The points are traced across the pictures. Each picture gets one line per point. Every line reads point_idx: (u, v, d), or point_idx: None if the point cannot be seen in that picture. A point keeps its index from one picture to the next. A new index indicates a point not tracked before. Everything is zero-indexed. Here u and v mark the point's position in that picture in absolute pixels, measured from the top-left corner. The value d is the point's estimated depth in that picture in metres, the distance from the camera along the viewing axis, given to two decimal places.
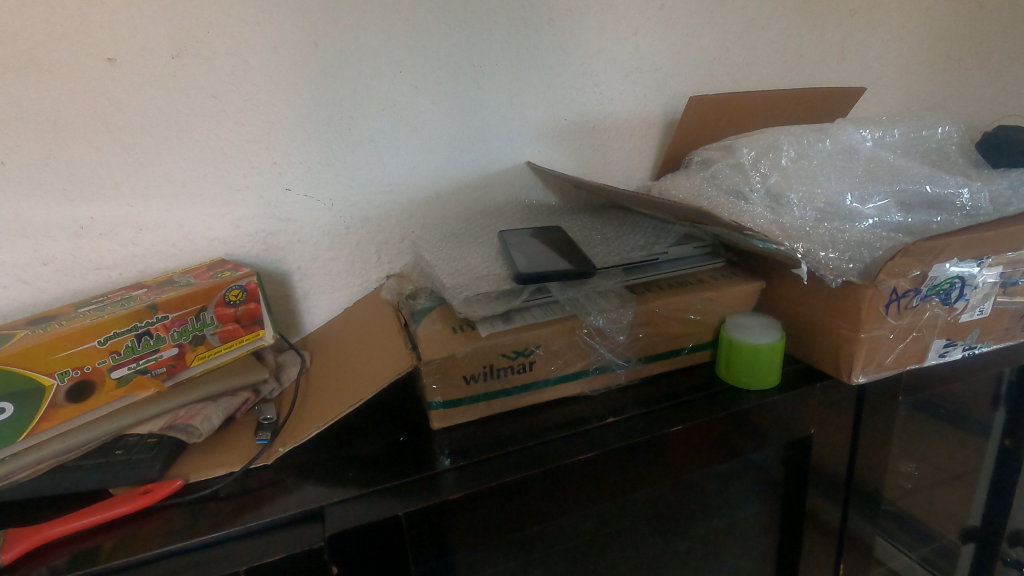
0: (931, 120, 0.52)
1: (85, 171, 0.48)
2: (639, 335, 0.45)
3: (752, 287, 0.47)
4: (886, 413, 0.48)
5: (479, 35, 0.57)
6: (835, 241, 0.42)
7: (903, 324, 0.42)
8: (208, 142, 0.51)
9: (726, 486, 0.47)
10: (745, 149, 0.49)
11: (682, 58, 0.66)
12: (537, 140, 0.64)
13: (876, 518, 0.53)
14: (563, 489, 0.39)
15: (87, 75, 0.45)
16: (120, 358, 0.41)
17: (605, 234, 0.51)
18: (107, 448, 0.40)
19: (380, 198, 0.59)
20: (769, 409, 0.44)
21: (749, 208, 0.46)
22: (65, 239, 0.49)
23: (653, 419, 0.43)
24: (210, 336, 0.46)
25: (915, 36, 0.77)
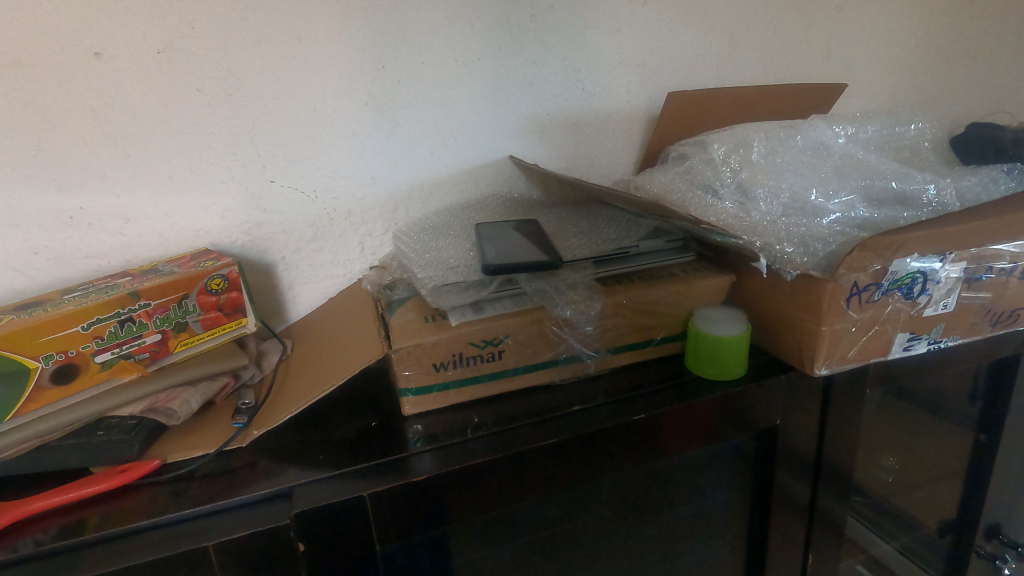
0: (905, 117, 0.53)
1: (73, 162, 0.49)
2: (608, 326, 0.46)
3: (722, 281, 0.48)
4: (853, 405, 0.49)
5: (461, 30, 0.58)
6: (791, 236, 0.43)
7: (865, 318, 0.43)
8: (194, 134, 0.52)
9: (694, 475, 0.48)
10: (717, 145, 0.50)
11: (666, 53, 0.67)
12: (520, 134, 0.65)
13: (846, 509, 0.54)
14: (527, 474, 0.40)
15: (75, 68, 0.47)
16: (103, 343, 0.43)
17: (579, 227, 0.52)
18: (89, 429, 0.42)
19: (363, 191, 0.60)
20: (734, 400, 0.45)
21: (716, 203, 0.47)
22: (54, 228, 0.50)
23: (619, 408, 0.44)
24: (193, 323, 0.47)
25: (902, 32, 0.77)
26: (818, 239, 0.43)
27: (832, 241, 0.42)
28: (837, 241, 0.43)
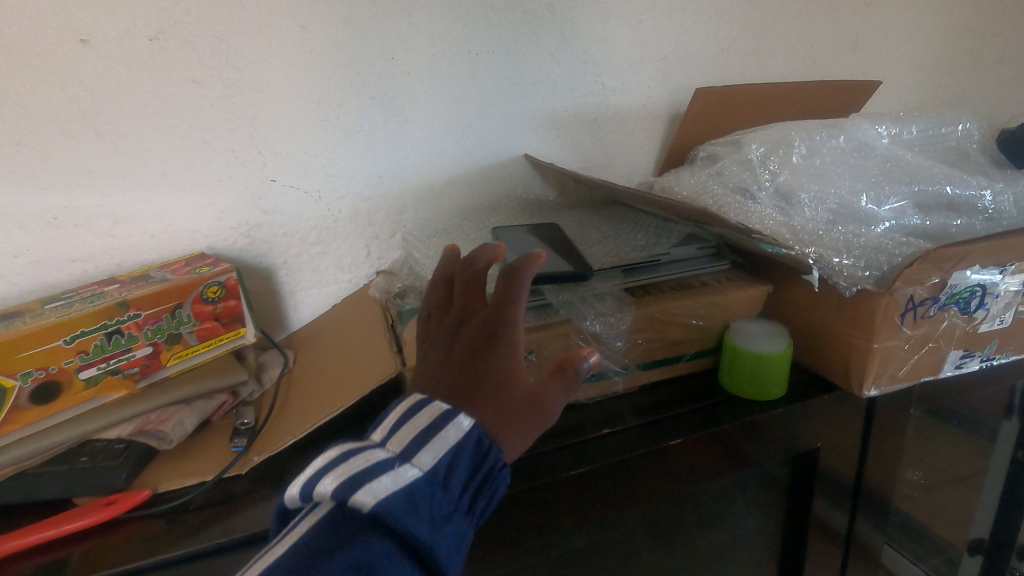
0: (951, 117, 0.50)
1: (57, 158, 0.45)
2: (638, 341, 0.43)
3: (759, 292, 0.45)
4: (896, 426, 0.46)
5: (476, 19, 0.54)
6: (849, 247, 0.39)
7: (919, 335, 0.40)
8: (189, 129, 0.48)
9: (728, 500, 0.45)
10: (753, 145, 0.46)
11: (689, 47, 0.63)
12: (535, 132, 0.61)
13: (884, 533, 0.51)
14: (555, 504, 0.37)
15: (58, 56, 0.43)
16: (88, 358, 0.39)
17: (603, 232, 0.49)
18: (72, 453, 0.38)
19: (370, 191, 0.56)
20: (773, 421, 0.42)
21: (758, 209, 0.43)
22: (36, 229, 0.46)
23: (652, 431, 0.40)
24: (187, 334, 0.44)
25: (932, 28, 0.74)
26: (878, 250, 0.39)
27: (895, 253, 0.38)
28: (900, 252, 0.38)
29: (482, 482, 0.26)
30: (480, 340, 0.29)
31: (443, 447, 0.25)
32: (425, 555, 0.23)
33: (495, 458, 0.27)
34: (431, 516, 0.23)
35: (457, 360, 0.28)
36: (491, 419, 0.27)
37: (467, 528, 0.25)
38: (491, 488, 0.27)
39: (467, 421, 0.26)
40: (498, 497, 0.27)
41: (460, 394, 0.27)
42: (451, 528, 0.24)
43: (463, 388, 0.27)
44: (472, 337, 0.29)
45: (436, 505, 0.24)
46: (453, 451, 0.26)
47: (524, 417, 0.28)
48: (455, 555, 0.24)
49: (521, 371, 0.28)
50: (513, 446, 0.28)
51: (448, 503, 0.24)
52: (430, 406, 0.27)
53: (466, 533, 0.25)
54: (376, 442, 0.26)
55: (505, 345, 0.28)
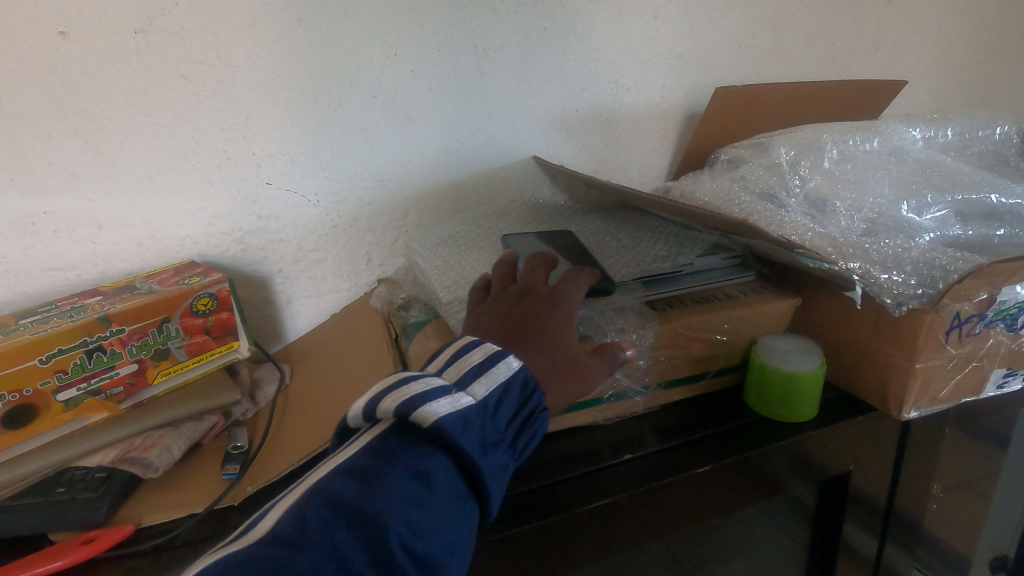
0: (988, 119, 0.47)
1: (35, 160, 0.42)
2: (660, 358, 0.40)
3: (790, 305, 0.42)
4: (931, 447, 0.44)
5: (484, 14, 0.51)
6: (898, 262, 0.35)
7: (963, 354, 0.37)
8: (178, 129, 0.45)
9: (753, 526, 0.42)
10: (782, 148, 0.43)
11: (706, 44, 0.60)
12: (545, 132, 0.58)
13: (913, 557, 0.49)
14: (575, 539, 0.34)
15: (35, 49, 0.39)
16: (67, 378, 0.36)
17: (620, 241, 0.46)
18: (48, 482, 0.34)
19: (371, 194, 0.53)
20: (804, 445, 0.39)
21: (789, 217, 0.40)
22: (12, 236, 0.43)
23: (676, 456, 0.38)
24: (175, 349, 0.41)
25: (954, 26, 0.71)
26: (928, 266, 0.35)
27: (949, 269, 0.34)
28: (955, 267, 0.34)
29: (525, 421, 0.28)
30: (545, 304, 0.33)
31: (494, 383, 0.27)
32: (477, 476, 0.24)
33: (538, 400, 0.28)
34: (481, 442, 0.25)
35: (520, 314, 0.32)
36: (543, 366, 0.30)
37: (510, 461, 0.27)
38: (533, 429, 0.28)
39: (516, 363, 0.28)
40: (539, 437, 0.28)
41: (519, 339, 0.31)
42: (498, 457, 0.25)
43: (523, 335, 0.31)
44: (538, 300, 0.33)
45: (486, 431, 0.25)
46: (502, 387, 0.27)
47: (570, 376, 0.31)
48: (499, 482, 0.25)
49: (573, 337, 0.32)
50: (552, 398, 0.30)
51: (496, 433, 0.26)
52: (483, 345, 0.29)
53: (508, 464, 0.26)
54: (431, 372, 0.27)
55: (567, 317, 0.33)
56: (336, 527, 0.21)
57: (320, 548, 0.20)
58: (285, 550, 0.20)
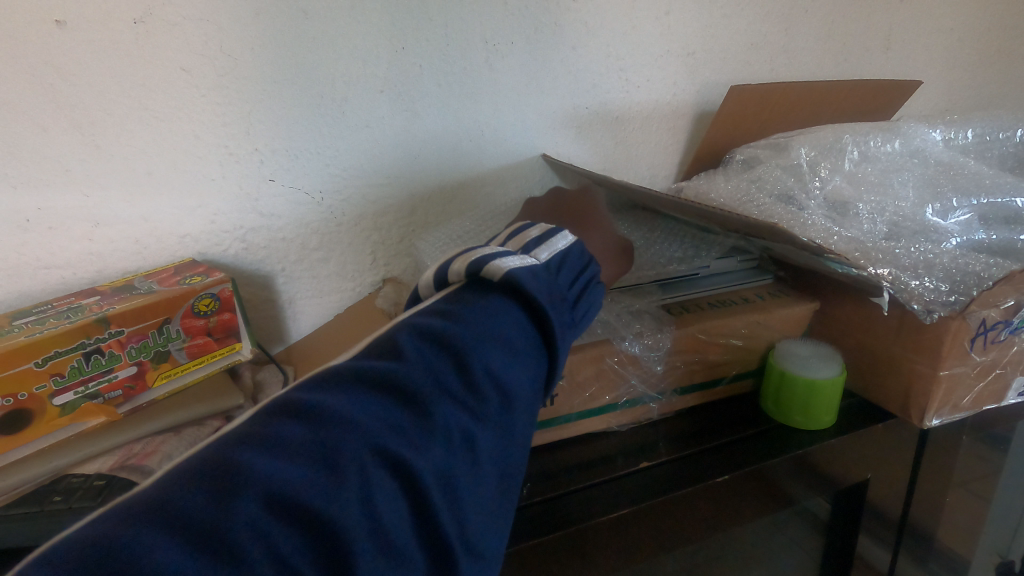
0: (1008, 121, 0.46)
1: (30, 154, 0.40)
2: (676, 363, 0.39)
3: (806, 308, 0.41)
4: (948, 455, 0.43)
5: (494, 8, 0.50)
6: (929, 268, 0.34)
7: (987, 361, 0.36)
8: (179, 123, 0.43)
9: (768, 535, 0.41)
10: (802, 148, 0.42)
11: (718, 43, 0.59)
12: (554, 131, 0.57)
13: (925, 566, 0.48)
14: (592, 552, 0.33)
15: (32, 40, 0.38)
16: (64, 382, 0.35)
17: (634, 240, 0.46)
18: (44, 492, 0.33)
19: (377, 192, 0.52)
20: (823, 454, 0.38)
21: (810, 218, 0.39)
22: (5, 234, 0.41)
23: (694, 464, 0.37)
24: (176, 352, 0.39)
25: (966, 25, 0.70)
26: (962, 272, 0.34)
27: (986, 274, 0.33)
28: (989, 273, 0.33)
29: (584, 287, 0.30)
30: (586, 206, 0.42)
31: (555, 250, 0.30)
32: (552, 331, 0.26)
33: (591, 275, 0.31)
34: (551, 295, 0.27)
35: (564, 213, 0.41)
36: (609, 251, 0.38)
37: (575, 321, 0.29)
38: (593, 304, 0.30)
39: (570, 237, 0.32)
40: (598, 305, 0.31)
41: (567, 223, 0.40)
42: (567, 323, 0.27)
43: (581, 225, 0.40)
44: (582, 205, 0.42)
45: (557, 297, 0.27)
46: (563, 253, 0.30)
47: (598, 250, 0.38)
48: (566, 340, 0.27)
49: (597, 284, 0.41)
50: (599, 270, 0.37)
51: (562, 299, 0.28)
52: (539, 226, 0.32)
53: (573, 323, 0.28)
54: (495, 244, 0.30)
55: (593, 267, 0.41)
56: (426, 354, 0.23)
57: (414, 366, 0.23)
58: (386, 364, 0.23)
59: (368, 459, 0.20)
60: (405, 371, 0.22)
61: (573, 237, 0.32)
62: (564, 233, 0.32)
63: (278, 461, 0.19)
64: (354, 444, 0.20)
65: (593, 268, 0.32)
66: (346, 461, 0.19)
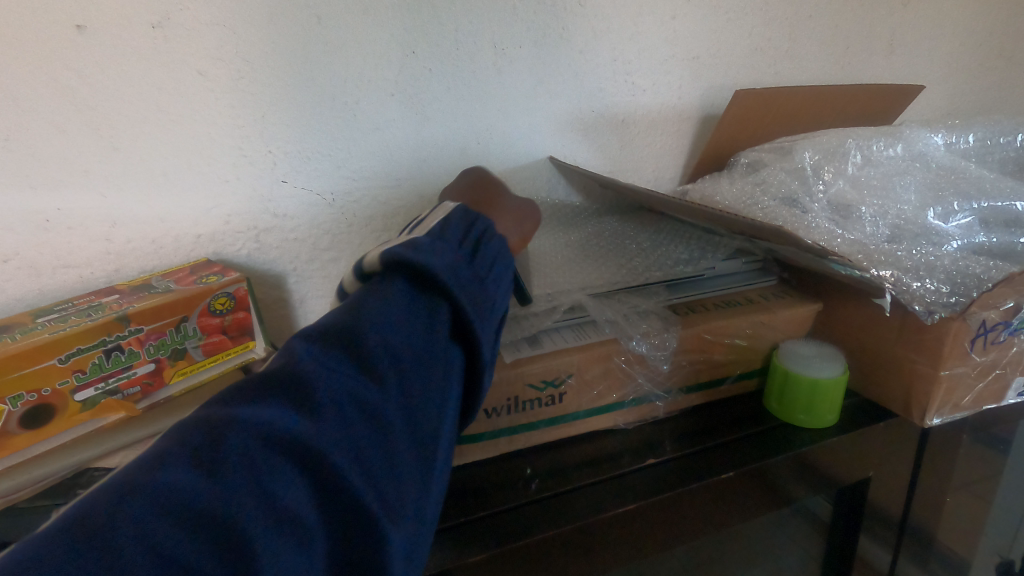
0: (1009, 126, 0.47)
1: (51, 155, 0.41)
2: (682, 362, 0.40)
3: (810, 310, 0.42)
4: (949, 454, 0.44)
5: (503, 13, 0.50)
6: (930, 270, 0.35)
7: (987, 361, 0.37)
8: (194, 125, 0.44)
9: (771, 531, 0.42)
10: (806, 152, 0.43)
11: (723, 47, 0.60)
12: (562, 133, 0.58)
13: (927, 563, 0.49)
14: (600, 546, 0.34)
15: (53, 44, 0.39)
16: (85, 378, 0.36)
17: (640, 243, 0.47)
18: (67, 485, 0.35)
19: (387, 193, 0.53)
20: (827, 451, 0.39)
21: (814, 221, 0.40)
22: (26, 233, 0.42)
23: (699, 461, 0.38)
24: (192, 349, 0.41)
25: (969, 29, 0.71)
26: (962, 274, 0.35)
27: (985, 276, 0.34)
28: (988, 275, 0.34)
29: (477, 239, 0.31)
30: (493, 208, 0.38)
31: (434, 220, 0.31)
32: (446, 283, 0.27)
33: (483, 231, 0.31)
34: (438, 250, 0.28)
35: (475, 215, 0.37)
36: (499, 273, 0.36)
37: (477, 270, 0.29)
38: (497, 259, 0.31)
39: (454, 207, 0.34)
40: (499, 254, 0.31)
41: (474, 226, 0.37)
42: (466, 279, 0.28)
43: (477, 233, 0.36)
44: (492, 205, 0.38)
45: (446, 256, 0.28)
46: (446, 220, 0.31)
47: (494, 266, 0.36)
48: (468, 289, 0.28)
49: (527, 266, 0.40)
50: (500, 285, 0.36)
51: (459, 259, 0.28)
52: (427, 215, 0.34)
53: (474, 274, 0.28)
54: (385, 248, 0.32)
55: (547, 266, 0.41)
56: (320, 343, 0.24)
57: (305, 355, 0.23)
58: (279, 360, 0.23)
59: (257, 439, 0.20)
60: (297, 359, 0.23)
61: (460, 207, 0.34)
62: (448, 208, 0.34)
63: (173, 461, 0.19)
64: (239, 439, 0.19)
65: (482, 222, 0.32)
66: (233, 446, 0.19)
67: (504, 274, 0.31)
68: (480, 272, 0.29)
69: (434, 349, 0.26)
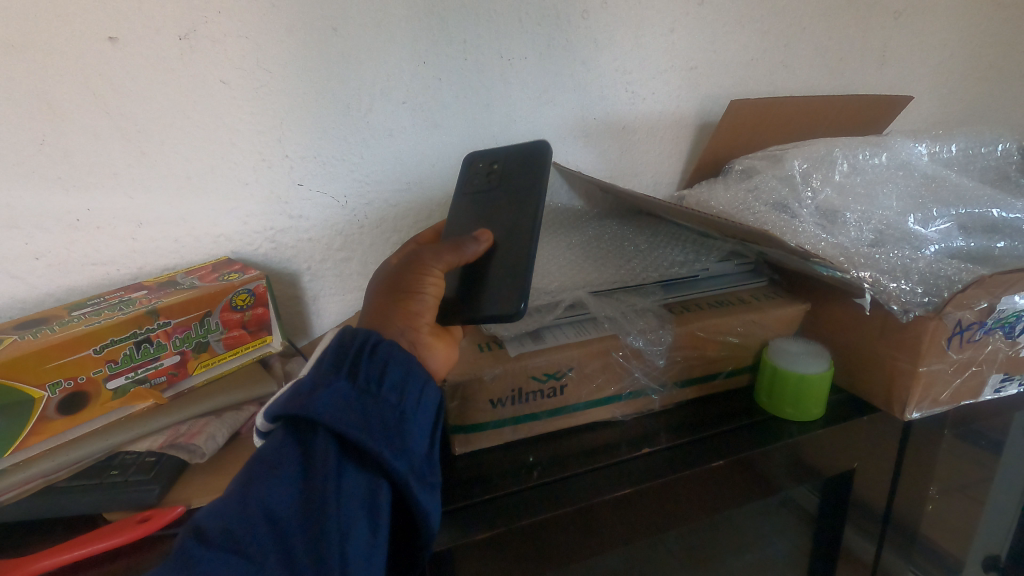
0: (991, 136, 0.49)
1: (82, 159, 0.44)
2: (677, 358, 0.42)
3: (799, 309, 0.44)
4: (932, 448, 0.46)
5: (509, 25, 0.53)
6: (906, 271, 0.37)
7: (964, 358, 0.39)
8: (217, 131, 0.47)
9: (761, 519, 0.45)
10: (795, 160, 0.45)
11: (720, 58, 0.62)
12: (564, 140, 0.60)
13: (911, 554, 0.51)
14: (597, 528, 0.36)
15: (87, 55, 0.41)
16: (117, 367, 0.38)
17: (638, 245, 0.49)
18: (102, 466, 0.37)
19: (397, 197, 0.55)
20: (813, 443, 0.41)
21: (802, 225, 0.42)
22: (57, 232, 0.45)
23: (692, 451, 0.40)
24: (214, 342, 0.43)
25: (959, 41, 0.73)
26: (936, 275, 0.37)
27: (954, 278, 0.36)
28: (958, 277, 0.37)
29: (361, 354, 0.31)
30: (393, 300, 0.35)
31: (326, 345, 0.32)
32: (322, 421, 0.28)
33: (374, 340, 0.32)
34: (315, 386, 0.29)
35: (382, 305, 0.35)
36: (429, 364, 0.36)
37: (363, 390, 0.30)
38: (390, 366, 0.31)
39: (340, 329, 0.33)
40: (393, 359, 0.32)
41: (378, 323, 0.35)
42: (356, 402, 0.29)
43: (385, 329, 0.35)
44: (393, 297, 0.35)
45: (330, 385, 0.29)
46: (335, 342, 0.32)
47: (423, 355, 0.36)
48: (352, 414, 0.29)
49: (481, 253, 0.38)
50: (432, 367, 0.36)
51: (349, 383, 0.30)
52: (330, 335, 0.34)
53: (357, 395, 0.30)
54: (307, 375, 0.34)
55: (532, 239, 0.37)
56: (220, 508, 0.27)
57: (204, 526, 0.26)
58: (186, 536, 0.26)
59: None
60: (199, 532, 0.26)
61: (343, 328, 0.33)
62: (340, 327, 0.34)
63: None
64: None
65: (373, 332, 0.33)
66: None
67: (412, 381, 0.32)
68: (374, 389, 0.30)
69: (325, 484, 0.27)
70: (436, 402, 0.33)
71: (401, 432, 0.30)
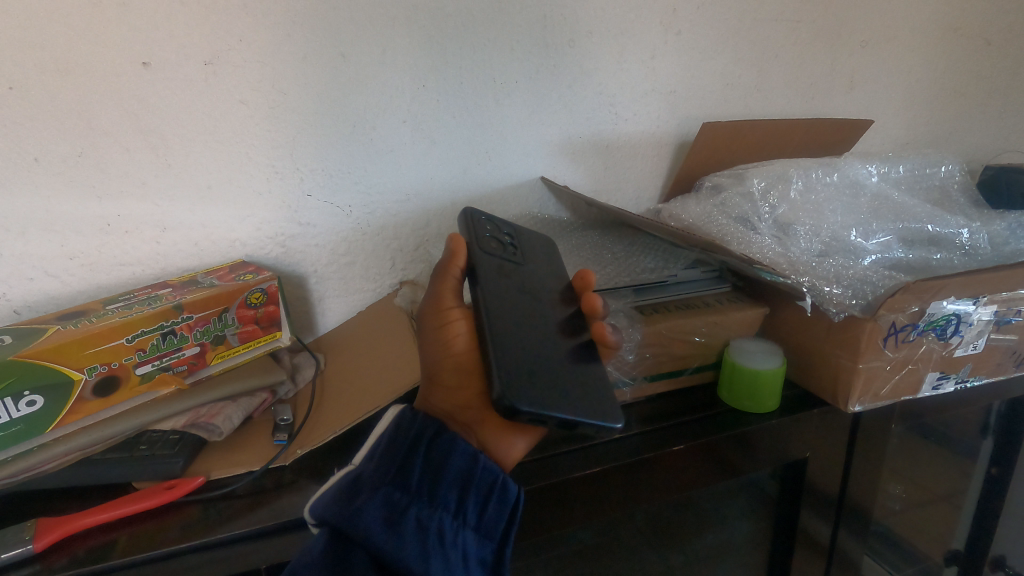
0: (936, 158, 0.55)
1: (114, 170, 0.49)
2: (646, 355, 0.47)
3: (757, 313, 0.49)
4: (880, 440, 0.50)
5: (500, 52, 0.58)
6: (839, 277, 0.43)
7: (900, 357, 0.44)
8: (235, 146, 0.52)
9: (721, 502, 0.49)
10: (755, 179, 0.50)
11: (697, 84, 0.68)
12: (552, 156, 0.65)
13: (865, 540, 0.55)
14: (569, 503, 0.41)
15: (123, 78, 0.46)
16: (145, 356, 0.43)
17: (615, 254, 0.54)
18: (131, 442, 0.42)
19: (398, 207, 0.60)
20: (767, 432, 0.46)
21: (758, 237, 0.47)
22: (91, 235, 0.50)
23: (658, 437, 0.44)
24: (230, 336, 0.48)
25: (924, 68, 0.79)
26: (864, 282, 0.43)
27: (879, 284, 0.43)
28: (883, 284, 0.43)
29: (422, 460, 0.36)
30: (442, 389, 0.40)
31: (384, 441, 0.37)
32: (373, 542, 0.32)
33: (433, 443, 0.37)
34: (370, 500, 0.33)
35: (438, 395, 0.41)
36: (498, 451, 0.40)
37: (419, 505, 0.34)
38: (446, 476, 0.35)
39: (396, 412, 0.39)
40: (450, 469, 0.36)
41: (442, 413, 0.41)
42: (404, 514, 0.33)
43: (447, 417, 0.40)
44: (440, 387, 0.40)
45: (381, 496, 0.34)
46: (393, 439, 0.37)
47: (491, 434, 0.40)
48: (406, 532, 0.33)
49: (464, 262, 0.42)
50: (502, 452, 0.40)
51: (399, 489, 0.34)
52: (395, 422, 0.38)
53: (412, 509, 0.34)
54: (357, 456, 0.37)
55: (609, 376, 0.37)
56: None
57: None
58: None
59: None
60: None
61: (399, 413, 0.39)
62: (399, 413, 0.39)
63: None
64: None
65: (431, 431, 0.37)
66: None
67: (468, 489, 0.36)
68: (427, 499, 0.34)
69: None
70: (495, 507, 0.36)
71: (450, 548, 0.34)
